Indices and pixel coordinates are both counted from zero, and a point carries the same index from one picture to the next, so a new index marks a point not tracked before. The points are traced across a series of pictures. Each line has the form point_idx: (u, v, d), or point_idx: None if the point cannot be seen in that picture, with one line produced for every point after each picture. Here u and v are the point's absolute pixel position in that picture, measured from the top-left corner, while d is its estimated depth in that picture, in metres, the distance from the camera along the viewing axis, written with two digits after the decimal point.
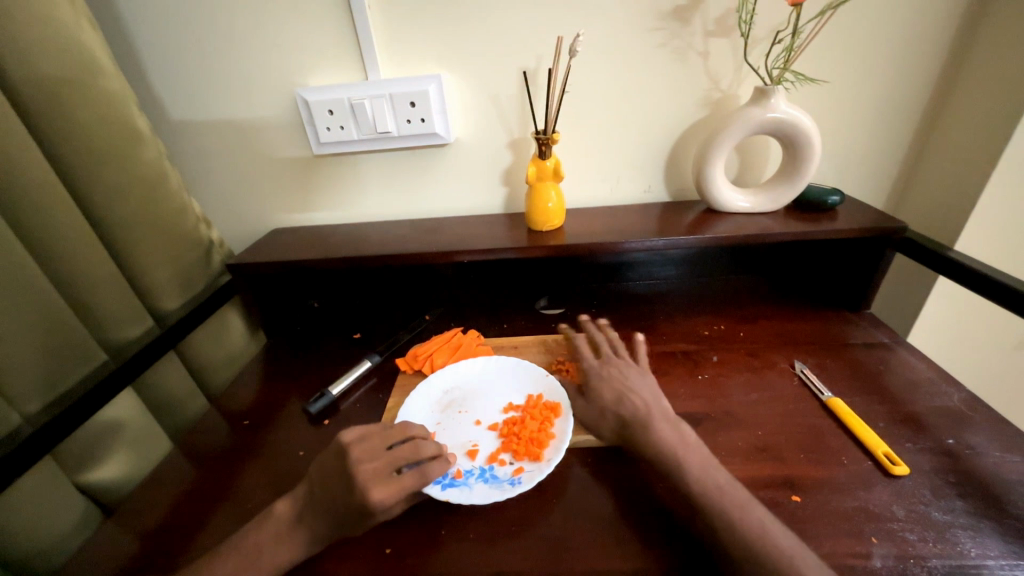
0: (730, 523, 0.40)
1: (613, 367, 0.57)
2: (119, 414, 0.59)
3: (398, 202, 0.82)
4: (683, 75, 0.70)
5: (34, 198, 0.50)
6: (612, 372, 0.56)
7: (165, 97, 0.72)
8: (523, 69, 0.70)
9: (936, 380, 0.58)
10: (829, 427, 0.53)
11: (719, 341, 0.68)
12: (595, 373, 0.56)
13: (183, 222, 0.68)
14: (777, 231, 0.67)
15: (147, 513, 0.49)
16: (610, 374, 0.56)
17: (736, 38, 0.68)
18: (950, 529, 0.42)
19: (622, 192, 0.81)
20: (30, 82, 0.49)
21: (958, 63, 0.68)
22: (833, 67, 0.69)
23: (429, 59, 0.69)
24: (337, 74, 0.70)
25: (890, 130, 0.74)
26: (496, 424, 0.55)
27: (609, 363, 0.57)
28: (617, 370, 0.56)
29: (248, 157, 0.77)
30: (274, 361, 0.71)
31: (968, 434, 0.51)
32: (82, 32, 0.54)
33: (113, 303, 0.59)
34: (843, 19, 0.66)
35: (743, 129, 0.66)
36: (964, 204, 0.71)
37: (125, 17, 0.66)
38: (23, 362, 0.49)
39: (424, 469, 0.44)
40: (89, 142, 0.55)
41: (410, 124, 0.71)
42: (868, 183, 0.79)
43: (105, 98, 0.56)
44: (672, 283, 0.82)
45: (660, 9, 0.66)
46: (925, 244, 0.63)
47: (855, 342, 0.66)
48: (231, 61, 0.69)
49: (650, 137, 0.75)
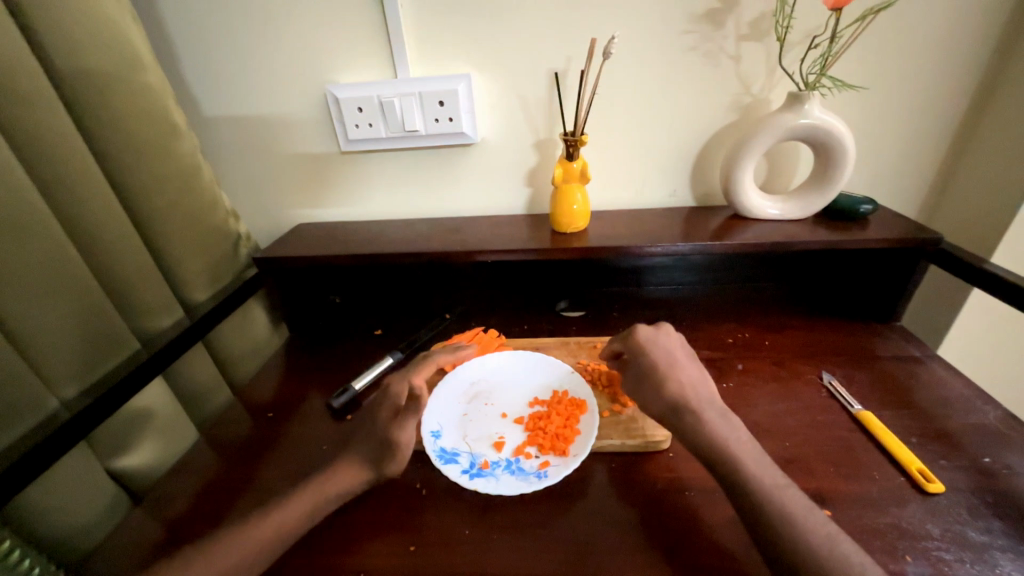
0: (760, 536, 0.39)
1: (662, 343, 0.55)
2: (148, 403, 0.60)
3: (422, 199, 0.82)
4: (714, 79, 0.69)
5: (75, 187, 0.51)
6: (660, 348, 0.54)
7: (198, 93, 0.73)
8: (553, 70, 0.70)
9: (970, 397, 0.57)
10: (859, 440, 0.52)
11: (744, 349, 0.67)
12: (644, 350, 0.54)
13: (214, 214, 0.69)
14: (807, 240, 0.66)
15: (175, 501, 0.50)
16: (657, 352, 0.54)
17: (770, 43, 0.67)
18: (988, 550, 0.41)
19: (647, 196, 0.80)
20: (75, 75, 0.50)
21: (1001, 69, 0.66)
22: (869, 73, 0.68)
23: (459, 58, 0.69)
24: (367, 72, 0.70)
25: (927, 138, 0.72)
26: (522, 418, 0.56)
27: (661, 339, 0.55)
28: (664, 346, 0.54)
29: (277, 153, 0.78)
30: (297, 355, 0.72)
31: (1005, 453, 0.50)
32: (126, 27, 0.55)
33: (148, 293, 0.60)
34: (881, 25, 0.65)
35: (776, 135, 0.65)
36: (1003, 215, 0.69)
37: (164, 13, 0.68)
38: (62, 346, 0.51)
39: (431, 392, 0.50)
40: (129, 134, 0.56)
41: (438, 122, 0.72)
42: (901, 192, 0.77)
43: (146, 91, 0.58)
44: (694, 289, 0.81)
45: (693, 12, 0.65)
46: (961, 255, 0.61)
47: (883, 354, 0.64)
48: (263, 57, 0.70)
49: (678, 140, 0.75)
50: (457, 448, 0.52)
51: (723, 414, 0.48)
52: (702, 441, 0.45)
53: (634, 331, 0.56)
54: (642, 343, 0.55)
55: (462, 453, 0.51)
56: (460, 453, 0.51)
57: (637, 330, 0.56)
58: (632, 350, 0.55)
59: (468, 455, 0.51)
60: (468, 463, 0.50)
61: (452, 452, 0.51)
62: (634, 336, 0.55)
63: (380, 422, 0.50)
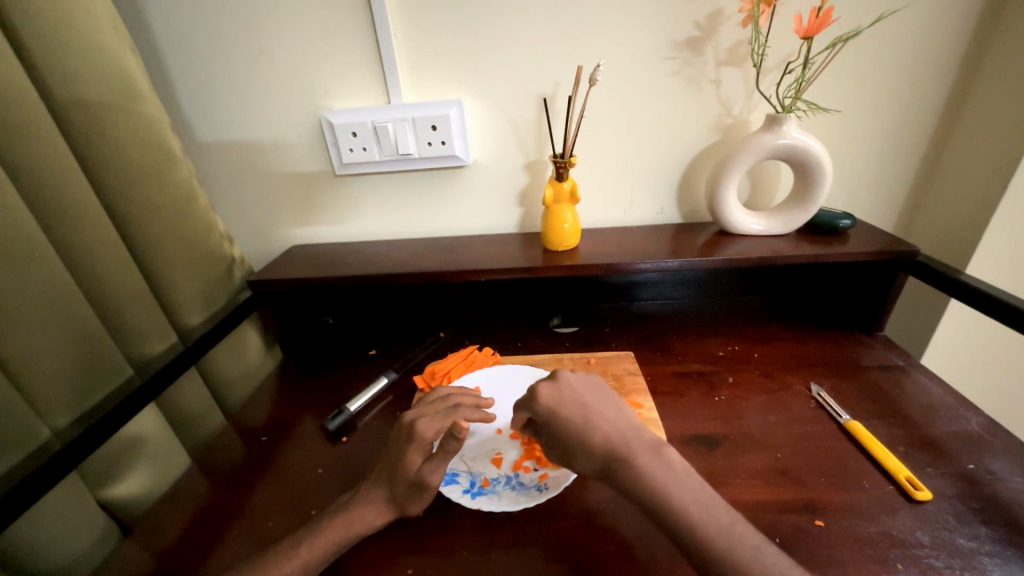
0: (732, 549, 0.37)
1: (567, 396, 0.48)
2: (141, 430, 0.59)
3: (414, 220, 0.84)
4: (696, 102, 0.72)
5: (74, 216, 0.52)
6: (568, 396, 0.48)
7: (195, 120, 0.74)
8: (542, 95, 0.72)
9: (953, 405, 0.58)
10: (848, 450, 0.53)
11: (734, 362, 0.68)
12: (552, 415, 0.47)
13: (209, 239, 0.70)
14: (790, 254, 0.68)
15: (167, 529, 0.49)
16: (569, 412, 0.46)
17: (748, 68, 0.70)
18: (977, 556, 0.42)
19: (635, 214, 0.82)
20: (77, 108, 0.52)
21: (962, 93, 0.71)
22: (842, 96, 0.72)
23: (450, 85, 0.72)
24: (360, 98, 0.72)
25: (899, 156, 0.76)
26: (517, 433, 0.57)
27: (563, 392, 0.48)
28: (571, 401, 0.47)
29: (271, 177, 0.79)
30: (289, 379, 0.72)
31: (988, 458, 0.51)
32: (125, 59, 0.57)
33: (141, 320, 0.60)
34: (852, 51, 0.68)
35: (755, 155, 0.68)
36: (974, 229, 0.73)
37: (161, 43, 0.69)
38: (54, 377, 0.51)
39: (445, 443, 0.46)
40: (128, 164, 0.57)
41: (430, 146, 0.74)
42: (877, 207, 0.80)
43: (143, 120, 0.59)
44: (682, 303, 0.83)
45: (674, 40, 0.68)
46: (937, 267, 0.63)
47: (869, 364, 0.66)
48: (260, 85, 0.72)
49: (663, 161, 0.77)
50: (456, 468, 0.52)
51: (656, 447, 0.43)
52: (645, 492, 0.41)
53: (535, 395, 0.48)
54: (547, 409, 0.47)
55: (461, 472, 0.52)
56: (460, 473, 0.52)
57: (536, 395, 0.48)
58: (539, 414, 0.48)
59: (467, 474, 0.52)
60: (469, 482, 0.51)
61: (452, 472, 0.52)
62: (536, 400, 0.48)
63: (409, 463, 0.47)
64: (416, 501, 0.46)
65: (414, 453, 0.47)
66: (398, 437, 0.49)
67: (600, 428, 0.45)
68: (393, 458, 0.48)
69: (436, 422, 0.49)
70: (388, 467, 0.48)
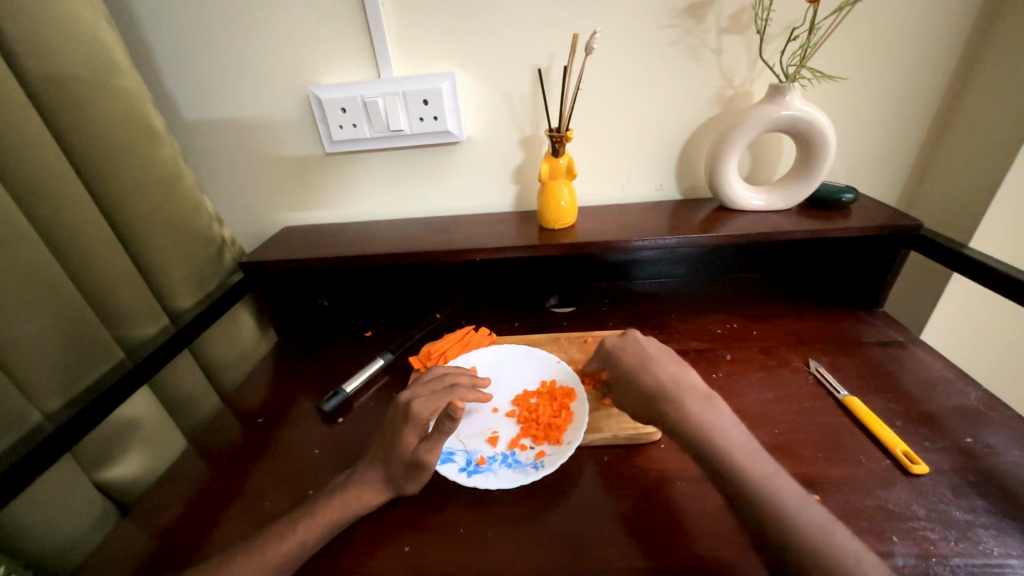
0: None
1: (631, 346, 0.54)
2: (136, 413, 0.59)
3: (407, 199, 0.82)
4: (697, 72, 0.70)
5: (55, 197, 0.50)
6: (632, 347, 0.54)
7: (178, 97, 0.72)
8: (537, 67, 0.70)
9: (952, 379, 0.58)
10: (845, 426, 0.53)
11: (732, 339, 0.68)
12: (613, 358, 0.53)
13: (197, 219, 0.68)
14: (791, 230, 0.66)
15: (165, 510, 0.49)
16: (629, 355, 0.53)
17: (751, 36, 0.67)
18: (973, 528, 0.42)
19: (633, 190, 0.81)
20: (52, 83, 0.49)
21: (972, 61, 0.68)
22: (848, 64, 0.69)
23: (441, 56, 0.69)
24: (349, 71, 0.70)
25: (905, 126, 0.73)
26: (514, 411, 0.56)
27: (628, 342, 0.54)
28: (636, 349, 0.53)
29: (259, 156, 0.77)
30: (285, 360, 0.71)
31: (986, 432, 0.51)
32: (101, 32, 0.54)
33: (130, 302, 0.59)
34: (859, 16, 0.66)
35: (757, 127, 0.66)
36: (979, 203, 0.71)
37: (139, 15, 0.66)
38: (42, 360, 0.50)
39: (440, 424, 0.45)
40: (109, 142, 0.55)
41: (422, 121, 0.72)
42: (880, 181, 0.78)
43: (123, 96, 0.57)
44: (680, 282, 0.82)
45: (674, 6, 0.65)
46: (940, 241, 0.62)
47: (868, 340, 0.65)
48: (244, 58, 0.69)
49: (662, 135, 0.75)
50: (452, 447, 0.52)
51: (706, 400, 0.47)
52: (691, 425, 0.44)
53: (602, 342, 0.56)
54: (610, 353, 0.54)
55: (457, 451, 0.51)
56: (456, 452, 0.51)
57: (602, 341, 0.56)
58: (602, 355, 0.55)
59: (463, 453, 0.51)
60: (465, 461, 0.50)
61: (448, 451, 0.51)
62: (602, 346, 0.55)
63: (406, 442, 0.47)
64: (413, 480, 0.46)
65: (411, 433, 0.47)
66: (394, 417, 0.49)
67: (661, 371, 0.50)
68: (389, 438, 0.47)
69: (432, 403, 0.48)
70: (384, 447, 0.48)
